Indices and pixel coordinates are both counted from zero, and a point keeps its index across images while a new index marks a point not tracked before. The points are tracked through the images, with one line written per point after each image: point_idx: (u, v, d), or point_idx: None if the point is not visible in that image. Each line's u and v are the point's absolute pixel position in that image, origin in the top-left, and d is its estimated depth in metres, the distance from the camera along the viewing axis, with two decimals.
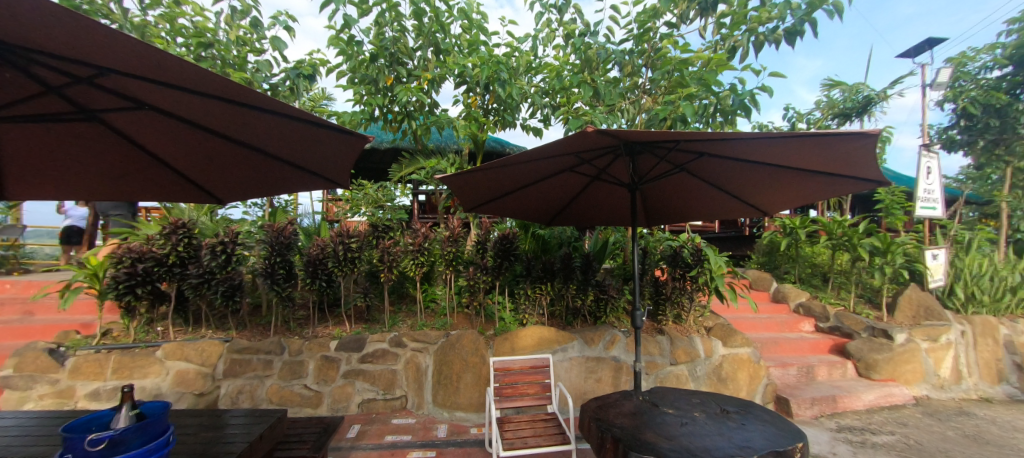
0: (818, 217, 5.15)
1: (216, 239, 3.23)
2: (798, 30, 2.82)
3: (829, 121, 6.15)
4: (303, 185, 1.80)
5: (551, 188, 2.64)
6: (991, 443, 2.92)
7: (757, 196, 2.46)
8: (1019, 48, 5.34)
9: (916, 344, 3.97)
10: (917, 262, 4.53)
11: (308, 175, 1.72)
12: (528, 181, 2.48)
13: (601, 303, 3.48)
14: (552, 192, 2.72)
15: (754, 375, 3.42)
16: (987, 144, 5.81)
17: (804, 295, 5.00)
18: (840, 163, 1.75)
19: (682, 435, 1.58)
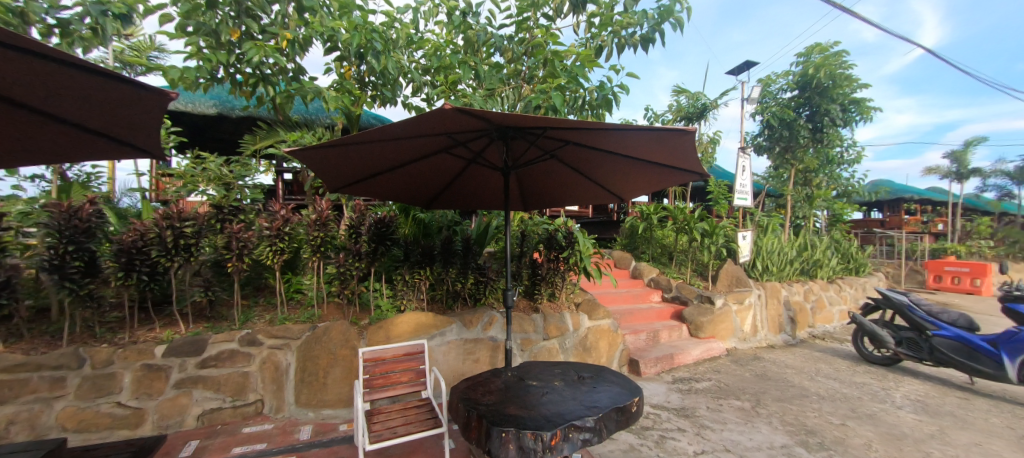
0: (666, 204, 6.04)
1: None
2: (650, 38, 3.18)
3: (677, 122, 7.20)
4: (107, 154, 1.58)
5: (427, 169, 2.55)
6: (771, 379, 3.82)
7: (615, 184, 2.75)
8: (802, 77, 6.95)
9: (729, 307, 4.97)
10: (733, 242, 5.64)
11: (110, 140, 1.51)
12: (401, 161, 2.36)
13: (480, 285, 3.55)
14: (428, 174, 2.64)
15: (612, 342, 3.90)
16: (780, 150, 7.51)
17: (655, 271, 5.85)
18: (674, 155, 2.04)
19: (541, 404, 1.69)
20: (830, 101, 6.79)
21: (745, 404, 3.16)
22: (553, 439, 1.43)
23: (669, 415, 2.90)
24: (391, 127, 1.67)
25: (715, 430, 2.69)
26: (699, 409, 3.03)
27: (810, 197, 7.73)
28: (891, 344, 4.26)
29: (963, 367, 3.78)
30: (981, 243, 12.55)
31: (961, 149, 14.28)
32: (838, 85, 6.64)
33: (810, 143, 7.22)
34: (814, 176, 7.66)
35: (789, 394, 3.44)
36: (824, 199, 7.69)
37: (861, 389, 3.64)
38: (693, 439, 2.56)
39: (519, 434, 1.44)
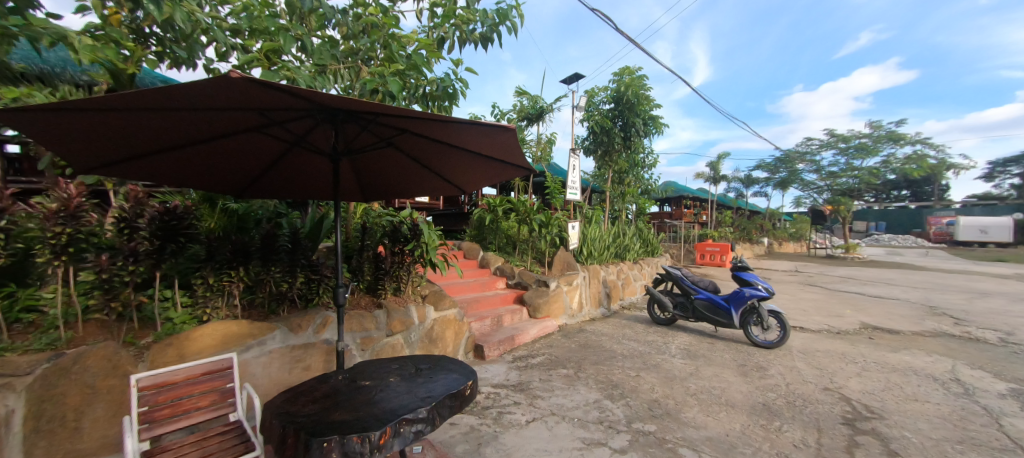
0: (510, 198, 6.50)
1: None
2: (488, 38, 3.33)
3: (520, 121, 7.78)
4: None
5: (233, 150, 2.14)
6: (591, 347, 4.51)
7: (454, 175, 2.84)
8: (616, 92, 8.32)
9: (561, 288, 5.66)
10: (564, 232, 6.42)
11: None
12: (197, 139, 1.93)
13: (310, 284, 3.20)
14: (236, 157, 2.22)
15: (458, 331, 4.02)
16: (601, 153, 8.88)
17: (500, 260, 6.24)
18: (504, 149, 2.21)
19: (371, 404, 1.61)
20: (635, 116, 8.31)
21: (570, 371, 3.65)
22: (382, 438, 1.38)
23: (507, 392, 3.15)
24: (172, 92, 1.33)
25: (544, 398, 3.03)
26: (533, 382, 3.37)
27: (622, 193, 9.36)
28: (671, 307, 5.50)
29: (712, 320, 5.15)
30: (726, 231, 17.35)
31: (716, 161, 19.33)
32: (640, 103, 8.18)
33: (622, 149, 8.72)
34: (625, 176, 9.28)
35: (602, 358, 4.11)
36: (633, 196, 9.41)
37: (652, 346, 4.61)
38: (526, 410, 2.84)
39: (344, 440, 1.34)
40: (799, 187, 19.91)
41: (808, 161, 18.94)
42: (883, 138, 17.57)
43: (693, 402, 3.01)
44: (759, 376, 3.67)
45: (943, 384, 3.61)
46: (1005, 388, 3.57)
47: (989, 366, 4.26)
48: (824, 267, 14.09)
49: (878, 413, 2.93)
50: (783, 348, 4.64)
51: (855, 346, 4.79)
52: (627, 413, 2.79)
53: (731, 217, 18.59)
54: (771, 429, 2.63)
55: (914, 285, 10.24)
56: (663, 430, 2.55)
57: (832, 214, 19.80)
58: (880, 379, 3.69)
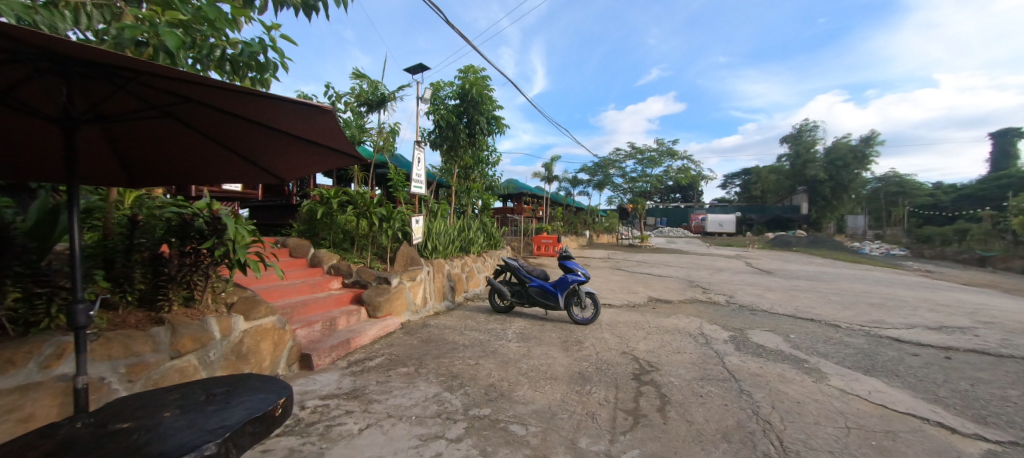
0: (347, 189, 5.98)
1: None
2: (312, 5, 2.92)
3: (357, 107, 7.18)
4: None
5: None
6: (433, 341, 4.50)
7: (265, 158, 2.53)
8: (461, 89, 8.46)
9: (404, 284, 5.48)
10: (408, 226, 6.22)
11: None
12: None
13: (33, 301, 2.27)
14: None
15: (277, 341, 3.46)
16: (447, 148, 8.90)
17: (335, 258, 5.67)
18: (324, 131, 2.19)
19: (131, 451, 1.23)
20: (479, 114, 8.60)
21: (410, 369, 3.56)
22: None
23: (338, 402, 2.86)
24: None
25: (381, 401, 2.87)
26: (369, 386, 3.16)
27: (467, 189, 9.62)
28: (509, 295, 5.92)
29: (543, 304, 5.76)
30: (557, 225, 19.68)
31: (550, 163, 21.69)
32: (483, 102, 8.50)
33: (467, 145, 8.94)
34: (471, 172, 9.55)
35: (444, 350, 4.14)
36: (477, 191, 9.77)
37: (491, 333, 4.88)
38: (359, 417, 2.63)
39: None
40: (611, 189, 24.02)
41: (617, 167, 23.00)
42: (665, 153, 22.61)
43: (524, 381, 3.30)
44: (576, 349, 4.27)
45: (695, 338, 4.86)
46: (728, 336, 5.01)
47: (720, 321, 5.93)
48: (627, 254, 17.38)
49: (656, 366, 3.75)
50: (595, 323, 5.51)
51: (644, 316, 6.04)
52: (465, 401, 2.87)
53: (562, 213, 21.19)
54: (583, 393, 3.08)
55: (682, 265, 13.55)
56: (496, 412, 2.71)
57: (632, 212, 24.53)
58: (658, 339, 4.74)
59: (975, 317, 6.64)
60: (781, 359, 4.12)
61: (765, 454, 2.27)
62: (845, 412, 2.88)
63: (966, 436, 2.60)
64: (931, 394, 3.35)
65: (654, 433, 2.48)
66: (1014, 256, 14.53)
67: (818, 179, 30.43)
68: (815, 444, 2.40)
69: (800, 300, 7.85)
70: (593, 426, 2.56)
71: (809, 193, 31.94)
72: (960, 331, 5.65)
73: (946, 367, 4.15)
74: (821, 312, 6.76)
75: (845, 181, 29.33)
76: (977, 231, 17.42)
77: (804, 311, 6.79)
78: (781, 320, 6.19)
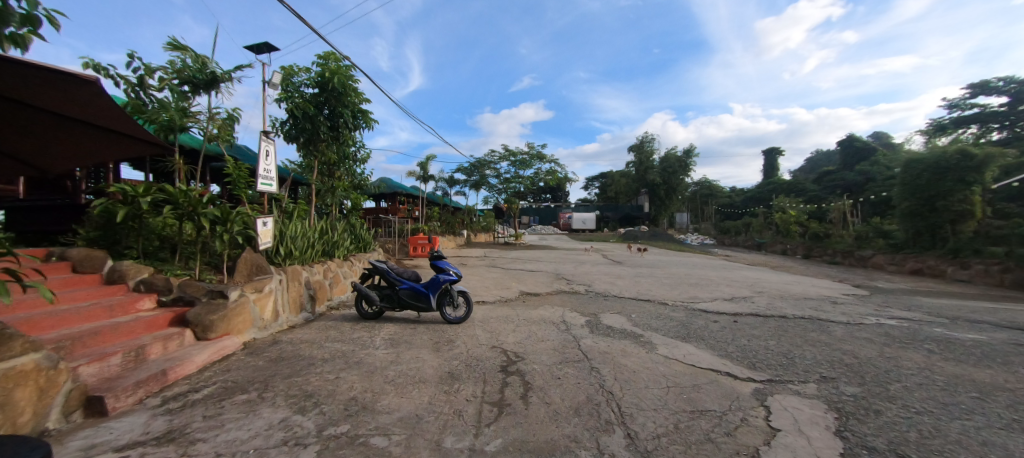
0: (163, 185, 4.75)
1: None
2: None
3: (177, 85, 5.87)
4: None
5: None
6: (285, 359, 3.97)
7: (9, 145, 2.01)
8: (320, 77, 7.65)
9: (246, 297, 4.69)
10: (251, 229, 5.33)
11: None
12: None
13: None
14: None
15: (44, 386, 2.59)
16: (304, 141, 7.92)
17: (146, 271, 4.54)
18: (94, 110, 1.86)
19: None
20: (341, 106, 7.90)
21: (251, 395, 3.06)
22: None
23: (144, 451, 2.29)
24: None
25: (207, 440, 2.39)
26: (191, 423, 2.61)
27: (330, 188, 8.75)
28: (377, 300, 5.59)
29: (414, 307, 5.58)
30: (433, 225, 19.34)
31: (426, 161, 21.26)
32: (347, 94, 7.83)
33: (329, 139, 8.10)
34: (335, 169, 8.72)
35: (298, 368, 3.68)
36: (342, 190, 8.97)
37: (356, 342, 4.53)
38: None
39: None
40: (487, 189, 24.74)
41: (492, 168, 23.80)
42: (535, 156, 24.26)
43: (390, 389, 3.14)
44: (448, 349, 4.26)
45: (557, 326, 5.31)
46: (584, 321, 5.62)
47: (580, 308, 6.62)
48: (502, 252, 18.15)
49: (521, 356, 3.98)
50: (468, 321, 5.59)
51: (515, 310, 6.37)
52: (319, 421, 2.59)
53: (438, 213, 20.97)
54: (451, 392, 3.08)
55: (551, 260, 14.77)
56: (356, 427, 2.52)
57: (507, 211, 25.70)
58: (526, 330, 5.04)
59: (753, 289, 8.79)
60: (624, 336, 4.79)
61: (607, 421, 2.60)
62: (667, 374, 3.49)
63: (742, 380, 3.40)
64: (724, 350, 4.30)
65: (516, 420, 2.62)
66: (776, 242, 19.71)
67: (655, 183, 36.40)
68: (644, 405, 2.84)
69: (641, 284, 9.25)
70: (459, 424, 2.58)
71: (648, 194, 38.01)
72: (744, 300, 7.39)
73: (734, 329, 5.37)
74: (656, 293, 8.10)
75: (674, 184, 35.74)
76: (755, 224, 23.06)
77: (644, 294, 8.03)
78: (626, 303, 7.22)
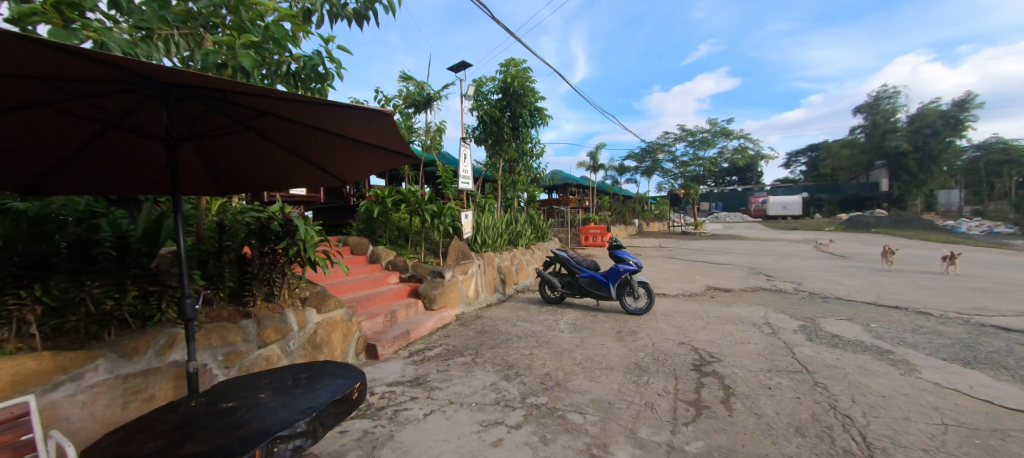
0: (399, 188, 6.21)
1: None
2: (363, 15, 3.01)
3: (406, 108, 7.45)
4: None
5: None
6: (488, 332, 4.62)
7: (334, 166, 2.62)
8: (503, 83, 8.48)
9: (456, 278, 5.66)
10: (457, 221, 6.38)
11: None
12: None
13: (148, 298, 2.55)
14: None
15: (347, 332, 3.74)
16: (491, 142, 8.98)
17: (392, 254, 5.97)
18: (388, 137, 2.20)
19: (238, 426, 1.40)
20: (521, 106, 8.58)
21: (468, 358, 3.69)
22: None
23: (403, 389, 3.04)
24: None
25: (442, 389, 3.01)
26: (430, 374, 3.33)
27: (513, 182, 9.64)
28: (559, 286, 5.93)
29: (594, 294, 5.70)
30: (605, 214, 19.24)
31: (595, 150, 21.24)
32: (526, 94, 8.46)
33: (512, 138, 8.94)
34: (516, 165, 9.58)
35: (499, 341, 4.24)
36: (522, 184, 9.77)
37: (544, 324, 4.92)
38: (423, 403, 2.78)
39: None
40: (661, 174, 23.04)
41: (666, 151, 22.01)
42: (719, 133, 21.29)
43: (579, 370, 3.31)
44: (632, 340, 4.20)
45: (760, 328, 4.58)
46: (797, 325, 4.68)
47: (788, 310, 5.55)
48: (681, 242, 16.68)
49: (717, 357, 3.59)
50: (650, 313, 5.36)
51: (703, 305, 5.79)
52: (522, 390, 2.93)
53: (609, 202, 20.72)
54: (641, 383, 3.03)
55: (743, 251, 12.79)
56: (553, 400, 2.76)
57: (685, 197, 23.44)
58: (719, 329, 4.53)
59: None
60: (861, 349, 3.79)
61: (845, 450, 2.13)
62: (941, 407, 2.60)
63: None
64: None
65: (718, 425, 2.40)
66: None
67: (900, 151, 27.21)
68: (905, 441, 2.20)
69: (883, 286, 7.11)
70: (653, 417, 2.52)
71: (890, 167, 28.67)
72: None
73: None
74: (910, 299, 6.10)
75: (936, 151, 25.93)
76: None
77: (887, 298, 6.16)
78: (859, 308, 5.67)
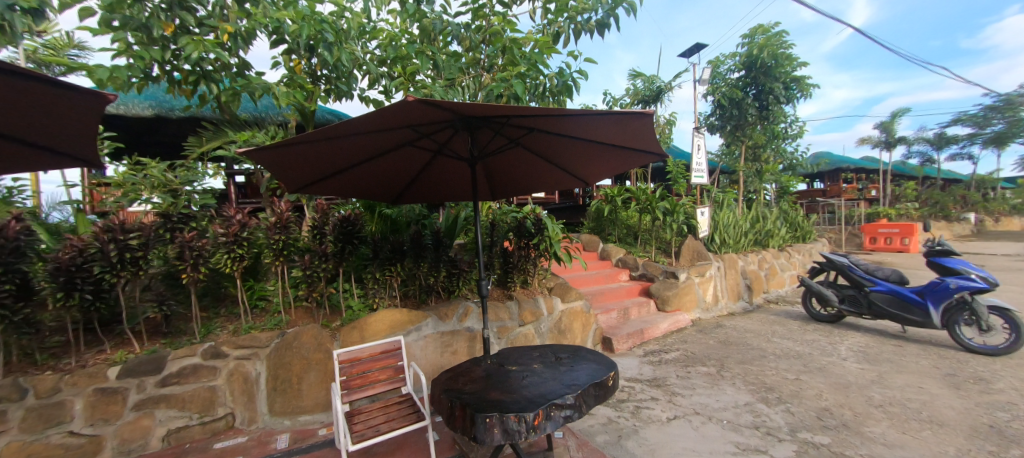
0: (629, 186, 6.19)
1: None
2: (606, 23, 3.17)
3: (634, 105, 7.39)
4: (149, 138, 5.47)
5: (56, 113, 1.16)
6: (734, 344, 4.08)
7: (581, 168, 2.84)
8: (747, 57, 7.24)
9: (692, 280, 5.24)
10: (692, 219, 5.89)
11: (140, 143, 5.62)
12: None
13: (452, 277, 3.47)
14: (76, 125, 1.23)
15: (586, 323, 4.03)
16: (732, 128, 7.84)
17: (622, 252, 6.03)
18: (637, 139, 2.20)
19: (524, 387, 1.73)
20: (773, 80, 7.13)
21: (712, 369, 3.37)
22: (536, 419, 1.48)
23: (643, 387, 3.05)
24: (373, 120, 1.61)
25: (685, 396, 2.85)
26: (670, 378, 3.21)
27: (760, 171, 8.12)
28: (836, 301, 4.63)
29: (896, 318, 4.19)
30: (908, 206, 13.78)
31: (889, 120, 15.50)
32: (780, 64, 6.98)
33: (758, 120, 7.58)
34: (762, 152, 8.06)
35: (750, 357, 3.68)
36: (773, 174, 8.10)
37: (813, 346, 3.96)
38: (666, 406, 2.71)
39: (503, 417, 1.47)
40: None
41: None
42: None
43: (879, 415, 2.51)
44: (980, 390, 2.86)
45: None
46: None
47: None
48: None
49: None
50: (1015, 357, 3.53)
51: None
52: (790, 420, 2.46)
53: (915, 190, 14.74)
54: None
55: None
56: (839, 444, 2.19)
57: None
58: None
59: None
60: None
61: None
62: None
63: None
64: None
65: None
66: None
67: None
68: None
69: None
70: None
71: None
72: None
73: None
74: None
75: None
76: None
77: None
78: None
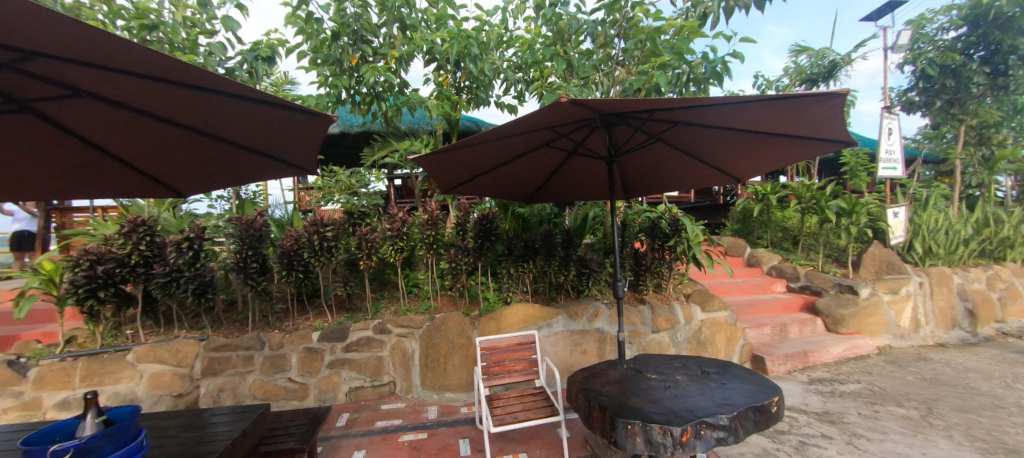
0: (788, 182, 5.25)
1: (239, 233, 3.03)
2: None
3: (797, 86, 6.26)
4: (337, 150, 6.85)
5: (293, 131, 1.46)
6: (947, 385, 3.14)
7: (731, 163, 2.53)
8: (972, 8, 5.42)
9: (879, 297, 4.21)
10: (880, 221, 4.72)
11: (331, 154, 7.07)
12: (255, 144, 1.56)
13: (582, 277, 3.45)
14: (304, 140, 1.53)
15: (732, 337, 3.58)
16: (943, 104, 5.98)
17: (777, 258, 5.18)
18: (812, 126, 1.85)
19: (668, 398, 1.62)
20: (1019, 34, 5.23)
21: (912, 413, 2.65)
22: (684, 435, 1.37)
23: (809, 420, 2.57)
24: (520, 123, 1.70)
25: (872, 440, 2.31)
26: (847, 414, 2.64)
27: (991, 159, 6.07)
28: None
29: None
30: None
31: None
32: None
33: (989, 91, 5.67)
34: (995, 133, 6.02)
35: (975, 404, 2.78)
36: (1013, 161, 5.98)
37: None
38: (844, 448, 2.24)
39: (647, 427, 1.40)
40: None
41: None
42: None
43: None
44: None
45: None
46: None
47: None
48: None
49: None
50: None
51: None
52: None
53: None
54: None
55: None
56: None
57: None
58: None
59: None
60: None
61: None
62: None
63: None
64: None
65: None
66: None
67: None
68: None
69: None
70: None
71: None
72: None
73: None
74: None
75: None
76: None
77: None
78: None
